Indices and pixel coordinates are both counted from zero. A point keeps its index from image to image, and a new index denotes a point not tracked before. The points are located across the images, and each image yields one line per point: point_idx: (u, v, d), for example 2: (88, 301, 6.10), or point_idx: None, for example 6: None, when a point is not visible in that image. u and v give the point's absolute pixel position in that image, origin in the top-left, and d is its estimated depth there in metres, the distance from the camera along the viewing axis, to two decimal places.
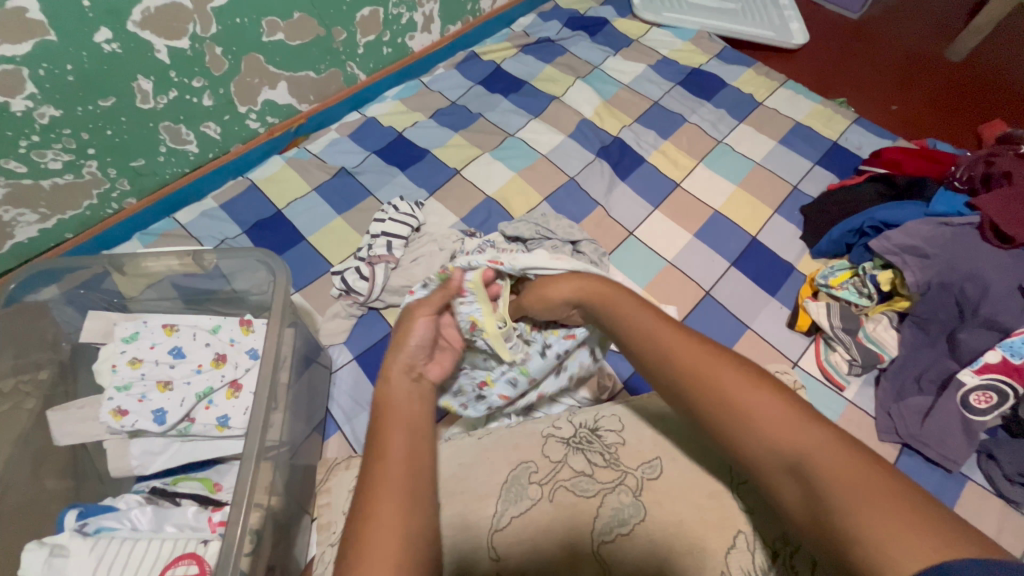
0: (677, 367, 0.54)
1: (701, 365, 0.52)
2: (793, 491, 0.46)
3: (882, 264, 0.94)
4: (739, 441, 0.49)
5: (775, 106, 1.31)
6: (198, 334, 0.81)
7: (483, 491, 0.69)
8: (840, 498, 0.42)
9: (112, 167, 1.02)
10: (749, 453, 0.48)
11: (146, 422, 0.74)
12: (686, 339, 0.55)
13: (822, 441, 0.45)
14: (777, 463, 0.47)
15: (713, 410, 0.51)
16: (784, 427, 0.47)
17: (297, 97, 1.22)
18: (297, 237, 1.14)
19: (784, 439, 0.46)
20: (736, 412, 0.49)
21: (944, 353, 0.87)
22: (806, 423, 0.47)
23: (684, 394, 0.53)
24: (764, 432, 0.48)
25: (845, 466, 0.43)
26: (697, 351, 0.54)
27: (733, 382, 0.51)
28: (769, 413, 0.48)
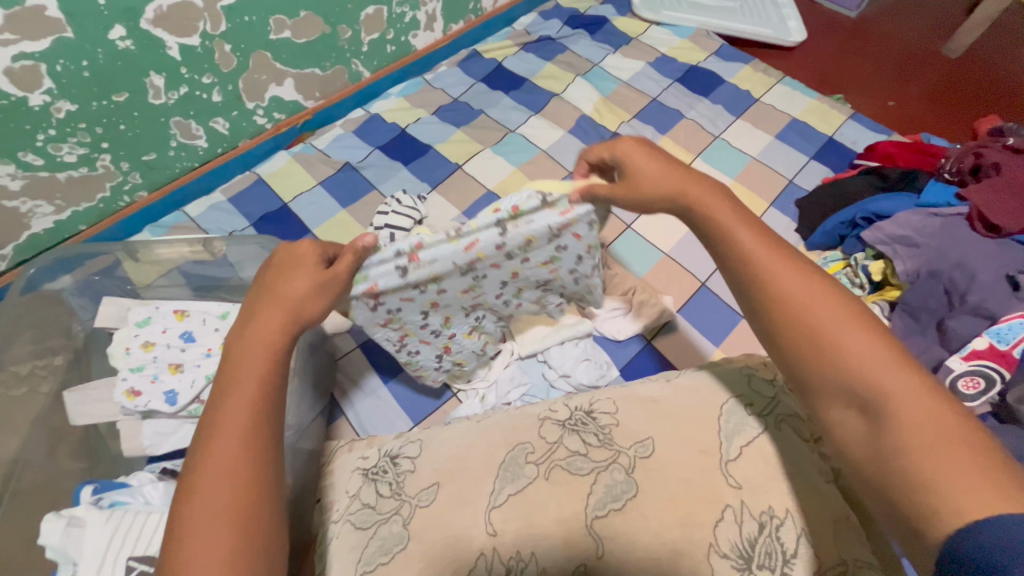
0: (781, 295, 0.53)
1: (803, 297, 0.52)
2: (857, 427, 0.48)
3: (874, 255, 0.96)
4: (817, 373, 0.51)
5: (772, 102, 1.33)
6: (208, 319, 0.84)
7: (480, 470, 0.72)
8: (911, 444, 0.43)
9: (125, 161, 1.06)
10: (824, 383, 0.50)
11: (158, 402, 0.77)
12: (794, 266, 0.54)
13: (908, 386, 0.46)
14: (849, 400, 0.49)
15: (803, 339, 0.51)
16: (874, 367, 0.47)
17: (303, 94, 1.25)
18: (303, 230, 1.17)
19: (865, 377, 0.47)
20: (827, 347, 0.50)
21: (933, 341, 0.87)
22: (902, 369, 0.47)
23: (778, 320, 0.53)
24: (852, 367, 0.48)
25: (927, 413, 0.44)
26: (805, 282, 0.53)
27: (833, 317, 0.51)
28: (864, 349, 0.48)
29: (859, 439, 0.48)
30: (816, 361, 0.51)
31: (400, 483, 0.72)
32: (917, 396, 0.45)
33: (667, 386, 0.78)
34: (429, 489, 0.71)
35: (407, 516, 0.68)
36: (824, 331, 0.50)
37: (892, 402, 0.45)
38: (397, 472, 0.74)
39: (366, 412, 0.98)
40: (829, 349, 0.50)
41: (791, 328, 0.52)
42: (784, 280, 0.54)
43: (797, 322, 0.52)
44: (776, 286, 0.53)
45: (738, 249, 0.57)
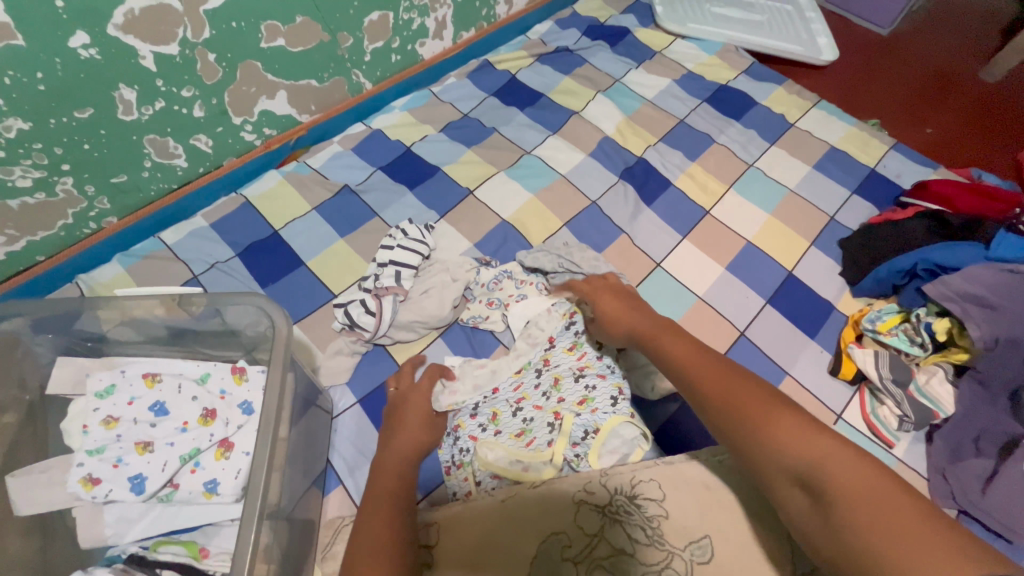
0: (709, 391, 0.59)
1: (727, 387, 0.58)
2: (805, 507, 0.49)
3: (938, 311, 0.86)
4: (757, 453, 0.53)
5: (808, 128, 1.23)
6: (183, 385, 0.71)
7: (513, 566, 0.67)
8: (855, 512, 0.44)
9: (90, 184, 0.92)
10: (768, 464, 0.52)
11: (122, 492, 0.65)
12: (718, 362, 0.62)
13: (832, 451, 0.49)
14: (788, 477, 0.50)
15: (738, 424, 0.55)
16: (798, 443, 0.51)
17: (298, 108, 1.12)
18: (295, 262, 1.04)
19: (797, 453, 0.50)
20: (764, 427, 0.53)
21: (1004, 411, 0.79)
22: (825, 439, 0.50)
23: (717, 413, 0.57)
24: (784, 446, 0.51)
25: (857, 478, 0.46)
26: (722, 375, 0.60)
27: (762, 401, 0.55)
28: (793, 426, 0.52)
29: (809, 515, 0.48)
30: (757, 444, 0.53)
31: None
32: (846, 459, 0.48)
33: (715, 468, 0.72)
34: None
35: None
36: (749, 411, 0.55)
37: (825, 475, 0.48)
38: (420, 563, 0.69)
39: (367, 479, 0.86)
40: (766, 427, 0.53)
41: (727, 415, 0.56)
42: (711, 379, 0.60)
43: (731, 410, 0.56)
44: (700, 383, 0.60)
45: (673, 359, 0.65)
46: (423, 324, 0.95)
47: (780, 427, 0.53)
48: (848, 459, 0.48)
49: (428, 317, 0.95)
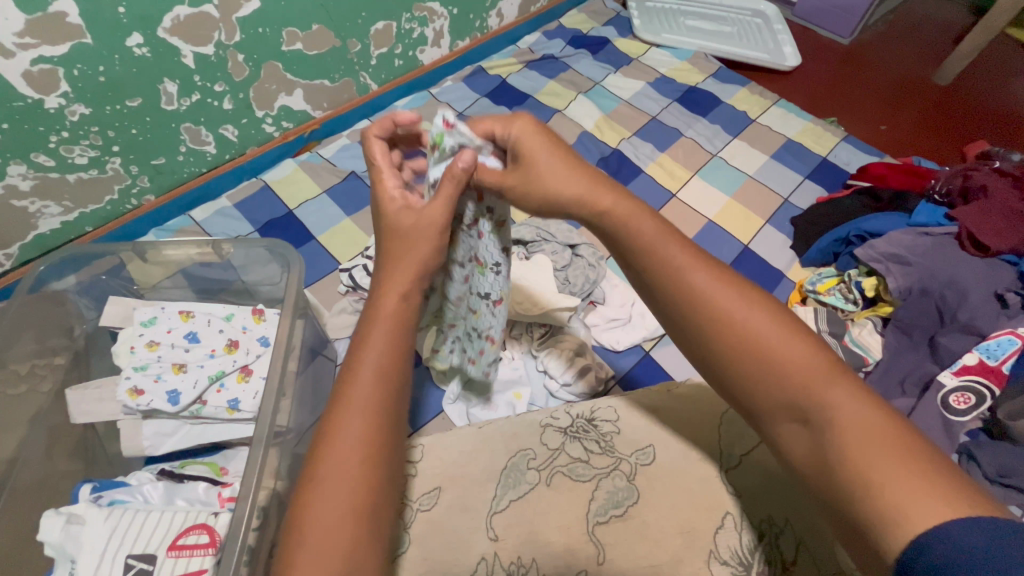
0: (727, 319, 0.51)
1: (729, 316, 0.51)
2: (803, 443, 0.48)
3: (867, 272, 0.98)
4: (761, 389, 0.50)
5: (768, 123, 1.37)
6: (212, 321, 0.85)
7: (481, 477, 0.73)
8: (848, 456, 0.44)
9: (134, 165, 1.07)
10: (764, 399, 0.50)
11: (161, 402, 0.78)
12: (737, 286, 0.52)
13: (833, 389, 0.46)
14: (792, 414, 0.48)
15: (740, 357, 0.50)
16: (809, 382, 0.47)
17: (312, 104, 1.27)
18: (307, 236, 1.18)
19: (806, 393, 0.47)
20: (774, 366, 0.49)
21: (926, 357, 0.89)
22: (829, 375, 0.47)
23: (714, 344, 0.52)
24: (796, 387, 0.48)
25: (859, 417, 0.45)
26: (727, 296, 0.52)
27: (782, 339, 0.50)
28: (795, 361, 0.49)
29: (806, 449, 0.48)
30: (756, 379, 0.50)
31: None
32: (850, 404, 0.45)
33: (666, 394, 0.78)
34: (431, 493, 0.72)
35: (409, 520, 0.70)
36: (753, 342, 0.50)
37: (826, 412, 0.46)
38: None
39: None
40: (769, 361, 0.49)
41: (725, 345, 0.51)
42: (734, 306, 0.51)
43: (730, 345, 0.51)
44: (716, 302, 0.51)
45: (678, 264, 0.53)
46: None
47: (781, 360, 0.49)
48: (853, 400, 0.46)
49: None
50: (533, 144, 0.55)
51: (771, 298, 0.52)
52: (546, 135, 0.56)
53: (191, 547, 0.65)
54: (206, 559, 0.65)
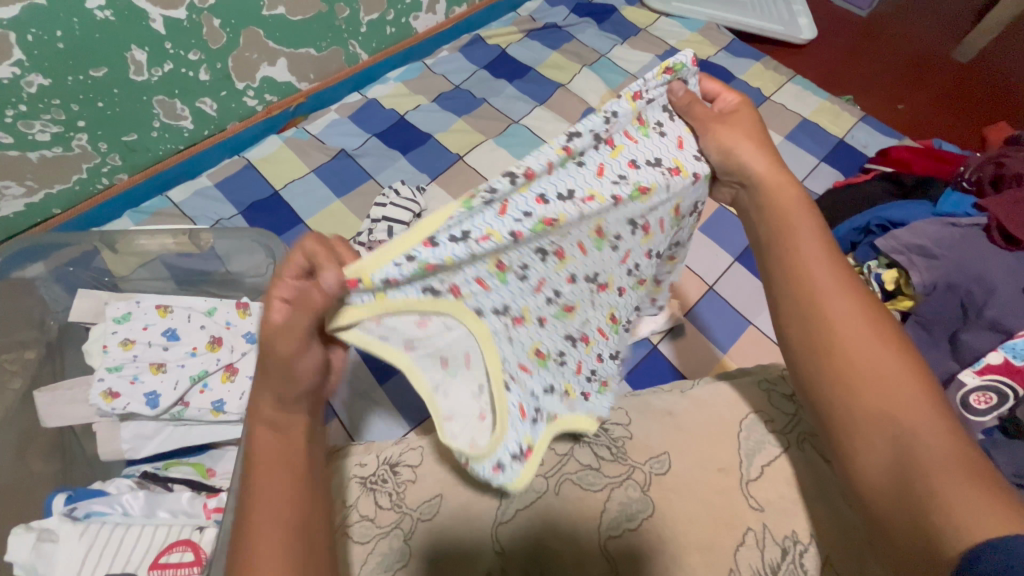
0: (838, 333, 0.53)
1: (844, 327, 0.53)
2: (883, 460, 0.47)
3: (887, 263, 0.93)
4: (852, 401, 0.51)
5: (783, 101, 1.30)
6: (193, 316, 0.79)
7: (487, 483, 0.69)
8: (931, 473, 0.44)
9: (103, 141, 0.99)
10: (850, 411, 0.50)
11: (138, 405, 0.72)
12: (861, 306, 0.55)
13: (926, 414, 0.47)
14: (880, 431, 0.48)
15: (838, 367, 0.52)
16: (905, 402, 0.48)
17: (297, 75, 1.18)
18: (295, 219, 1.11)
19: (900, 412, 0.48)
20: (876, 382, 0.50)
21: (946, 353, 0.86)
22: (926, 405, 0.48)
23: (812, 348, 0.54)
24: (890, 407, 0.48)
25: (945, 440, 0.45)
26: (856, 311, 0.54)
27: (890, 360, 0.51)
28: (895, 380, 0.50)
29: (880, 462, 0.48)
30: (846, 387, 0.51)
31: (401, 494, 0.70)
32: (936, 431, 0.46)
33: (681, 397, 0.75)
34: (433, 501, 0.68)
35: (408, 531, 0.66)
36: (851, 355, 0.52)
37: (909, 431, 0.47)
38: (397, 481, 0.72)
39: (360, 413, 0.93)
40: (865, 373, 0.51)
41: (822, 349, 0.53)
42: (851, 319, 0.53)
43: (831, 356, 0.53)
44: (830, 314, 0.54)
45: (805, 266, 0.57)
46: None
47: (882, 374, 0.50)
48: (936, 425, 0.46)
49: None
50: (747, 118, 0.62)
51: (887, 320, 0.54)
52: (742, 109, 0.62)
53: (173, 566, 0.60)
54: None
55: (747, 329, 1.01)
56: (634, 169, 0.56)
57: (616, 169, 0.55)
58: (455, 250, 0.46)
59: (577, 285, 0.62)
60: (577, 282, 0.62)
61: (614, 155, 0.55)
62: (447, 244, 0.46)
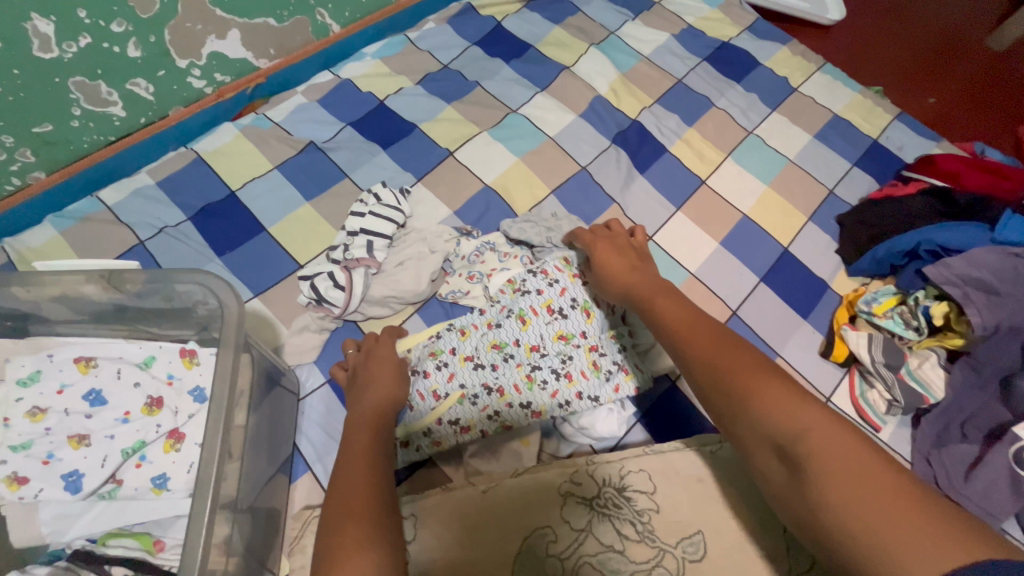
0: (700, 362, 0.56)
1: (712, 350, 0.56)
2: (775, 468, 0.49)
3: (936, 294, 0.84)
4: (736, 427, 0.52)
5: (812, 93, 1.16)
6: (123, 371, 0.64)
7: (490, 563, 0.59)
8: (838, 493, 0.43)
9: (8, 134, 0.80)
10: (735, 428, 0.52)
11: (55, 491, 0.59)
12: (706, 325, 0.60)
13: (820, 426, 0.47)
14: (766, 446, 0.49)
15: (716, 390, 0.54)
16: (784, 412, 0.49)
17: (254, 50, 0.99)
18: (256, 227, 0.94)
19: (782, 422, 0.49)
20: (740, 396, 0.52)
21: (994, 397, 0.79)
22: (802, 403, 0.49)
23: (702, 383, 0.55)
24: (765, 418, 0.49)
25: (848, 459, 0.44)
26: (716, 338, 0.58)
27: (747, 363, 0.54)
28: (773, 400, 0.50)
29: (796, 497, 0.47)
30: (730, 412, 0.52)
31: None
32: (830, 433, 0.46)
33: (711, 462, 0.66)
34: None
35: None
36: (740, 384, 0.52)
37: (813, 449, 0.46)
38: None
39: None
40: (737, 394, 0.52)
41: (705, 379, 0.55)
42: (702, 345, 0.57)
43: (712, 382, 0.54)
44: (692, 353, 0.57)
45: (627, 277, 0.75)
46: (398, 299, 0.87)
47: (765, 397, 0.50)
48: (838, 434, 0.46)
49: (403, 292, 0.87)
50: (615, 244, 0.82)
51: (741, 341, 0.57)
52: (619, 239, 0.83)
53: None
54: None
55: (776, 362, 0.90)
56: (576, 316, 0.82)
57: (565, 306, 0.82)
58: (442, 429, 0.78)
59: (513, 407, 0.79)
60: (512, 404, 0.79)
61: (568, 281, 0.83)
62: (446, 425, 0.78)
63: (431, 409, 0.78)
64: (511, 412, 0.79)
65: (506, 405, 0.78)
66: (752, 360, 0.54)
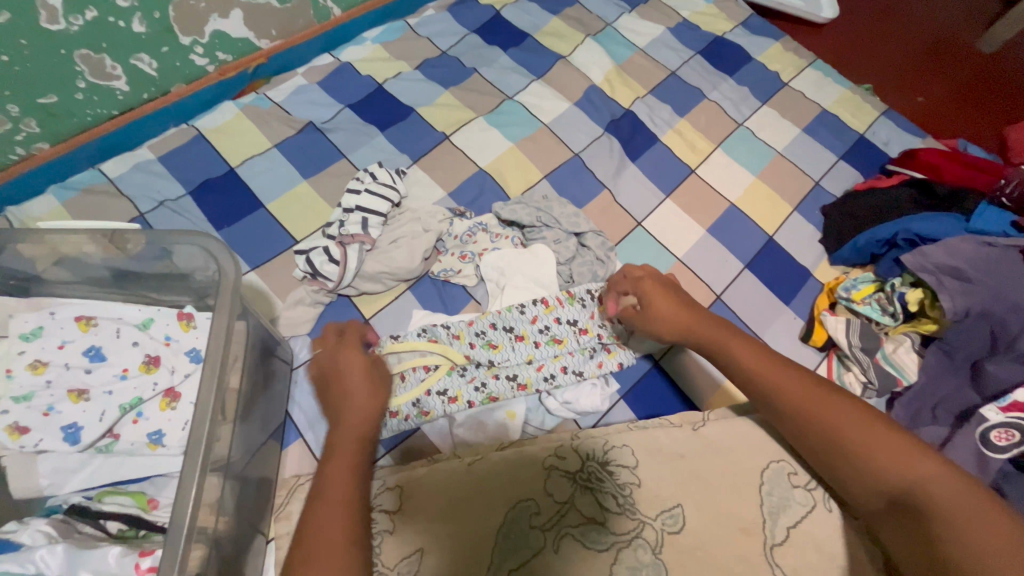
0: (794, 408, 0.61)
1: (776, 388, 0.63)
2: (879, 509, 0.56)
3: (912, 282, 0.87)
4: (839, 470, 0.58)
5: (802, 88, 1.19)
6: (122, 330, 0.67)
7: (475, 535, 0.61)
8: (950, 539, 0.50)
9: (13, 104, 0.82)
10: (840, 472, 0.58)
11: (54, 442, 0.61)
12: (788, 366, 0.65)
13: (914, 478, 0.53)
14: (878, 492, 0.56)
15: (816, 433, 0.60)
16: (900, 464, 0.55)
17: (256, 31, 1.01)
18: (254, 203, 0.96)
19: (895, 473, 0.55)
20: (844, 443, 0.58)
21: (965, 382, 0.81)
22: (911, 453, 0.55)
23: (800, 424, 0.61)
24: (867, 467, 0.56)
25: (963, 501, 0.51)
26: (801, 386, 0.62)
27: (840, 411, 0.59)
28: (860, 449, 0.57)
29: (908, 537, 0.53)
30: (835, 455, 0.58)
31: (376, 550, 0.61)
32: (946, 483, 0.52)
33: (691, 436, 0.68)
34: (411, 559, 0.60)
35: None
36: (837, 432, 0.58)
37: (932, 499, 0.52)
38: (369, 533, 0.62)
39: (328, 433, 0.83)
40: (827, 437, 0.59)
41: (804, 423, 0.60)
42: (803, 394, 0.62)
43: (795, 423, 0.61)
44: (786, 398, 0.62)
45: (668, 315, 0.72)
46: (391, 275, 0.90)
47: (895, 451, 0.55)
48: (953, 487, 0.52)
49: (396, 269, 0.90)
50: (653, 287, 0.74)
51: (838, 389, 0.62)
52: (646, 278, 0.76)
53: None
54: None
55: None
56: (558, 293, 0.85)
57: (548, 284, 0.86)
58: (431, 399, 0.80)
59: (500, 380, 0.81)
60: (500, 377, 0.82)
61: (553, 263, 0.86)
62: (435, 397, 0.80)
63: (421, 380, 0.80)
64: (498, 385, 0.81)
65: (493, 377, 0.81)
66: (853, 407, 0.59)
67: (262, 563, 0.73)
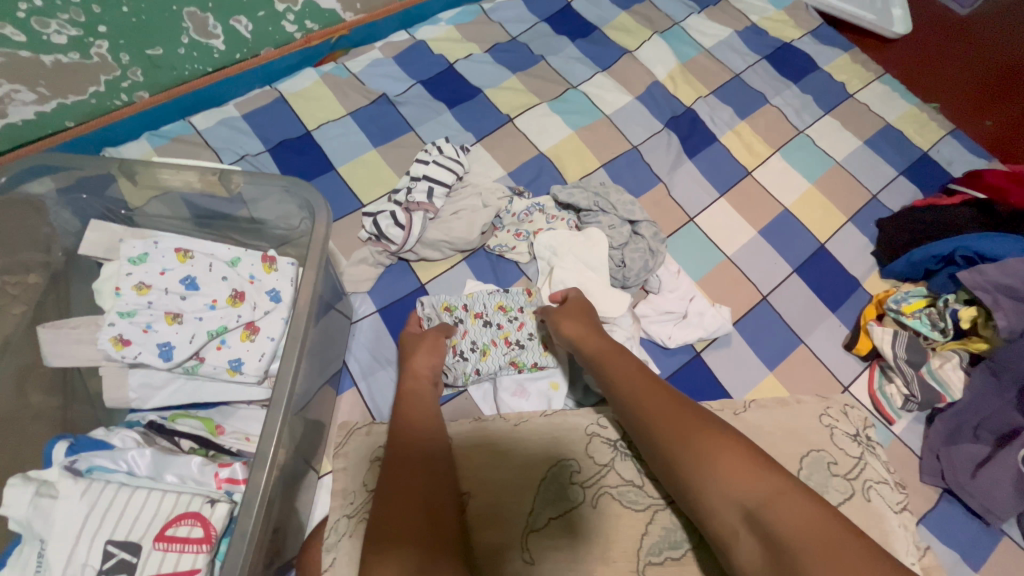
0: (643, 414, 0.60)
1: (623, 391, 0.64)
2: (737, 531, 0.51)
3: (966, 299, 0.86)
4: (696, 479, 0.54)
5: (867, 101, 1.18)
6: (214, 265, 0.73)
7: (519, 484, 0.64)
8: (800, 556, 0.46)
9: (125, 53, 0.89)
10: (700, 486, 0.54)
11: (150, 356, 0.67)
12: (641, 374, 0.66)
13: (776, 489, 0.51)
14: (733, 510, 0.51)
15: (674, 440, 0.57)
16: (749, 480, 0.52)
17: (343, 4, 1.06)
18: (326, 164, 1.02)
19: (745, 488, 0.51)
20: (698, 451, 0.55)
21: (1011, 404, 0.81)
22: (761, 468, 0.53)
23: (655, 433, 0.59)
24: (724, 483, 0.52)
25: (803, 522, 0.48)
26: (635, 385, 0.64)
27: (690, 424, 0.57)
28: (723, 461, 0.54)
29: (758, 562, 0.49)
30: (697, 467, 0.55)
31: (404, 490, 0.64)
32: (791, 499, 0.50)
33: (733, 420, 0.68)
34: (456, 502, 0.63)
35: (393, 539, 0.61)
36: (691, 441, 0.56)
37: (772, 513, 0.49)
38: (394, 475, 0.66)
39: (379, 385, 0.88)
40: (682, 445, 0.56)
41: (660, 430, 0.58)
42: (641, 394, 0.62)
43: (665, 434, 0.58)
44: (645, 409, 0.61)
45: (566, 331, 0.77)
46: (450, 245, 0.94)
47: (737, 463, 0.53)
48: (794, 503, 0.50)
49: (455, 239, 0.94)
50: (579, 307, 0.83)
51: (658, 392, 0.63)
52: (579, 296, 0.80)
53: (181, 540, 0.56)
54: (199, 556, 0.55)
55: (799, 347, 0.94)
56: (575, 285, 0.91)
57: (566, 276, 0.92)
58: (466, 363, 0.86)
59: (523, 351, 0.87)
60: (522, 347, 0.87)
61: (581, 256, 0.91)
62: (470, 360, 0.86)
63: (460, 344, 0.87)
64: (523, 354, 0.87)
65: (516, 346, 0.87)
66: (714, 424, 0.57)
67: (312, 494, 0.79)
